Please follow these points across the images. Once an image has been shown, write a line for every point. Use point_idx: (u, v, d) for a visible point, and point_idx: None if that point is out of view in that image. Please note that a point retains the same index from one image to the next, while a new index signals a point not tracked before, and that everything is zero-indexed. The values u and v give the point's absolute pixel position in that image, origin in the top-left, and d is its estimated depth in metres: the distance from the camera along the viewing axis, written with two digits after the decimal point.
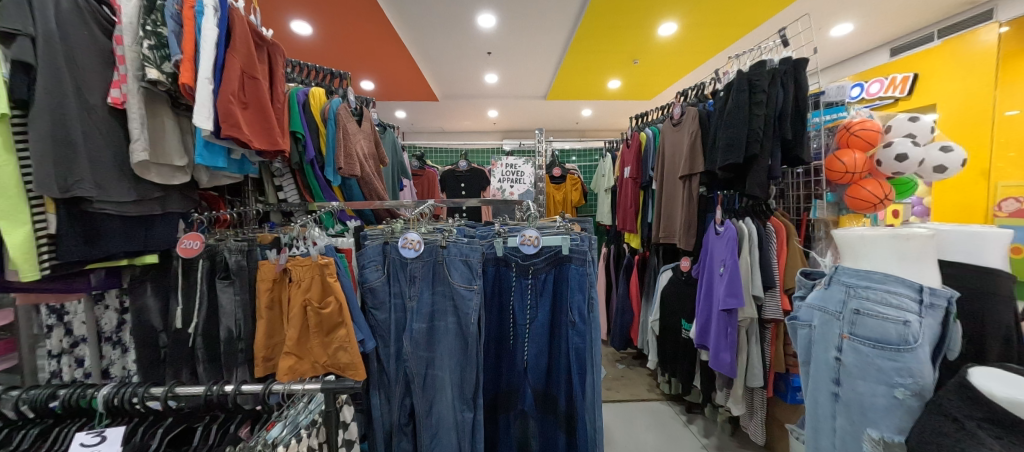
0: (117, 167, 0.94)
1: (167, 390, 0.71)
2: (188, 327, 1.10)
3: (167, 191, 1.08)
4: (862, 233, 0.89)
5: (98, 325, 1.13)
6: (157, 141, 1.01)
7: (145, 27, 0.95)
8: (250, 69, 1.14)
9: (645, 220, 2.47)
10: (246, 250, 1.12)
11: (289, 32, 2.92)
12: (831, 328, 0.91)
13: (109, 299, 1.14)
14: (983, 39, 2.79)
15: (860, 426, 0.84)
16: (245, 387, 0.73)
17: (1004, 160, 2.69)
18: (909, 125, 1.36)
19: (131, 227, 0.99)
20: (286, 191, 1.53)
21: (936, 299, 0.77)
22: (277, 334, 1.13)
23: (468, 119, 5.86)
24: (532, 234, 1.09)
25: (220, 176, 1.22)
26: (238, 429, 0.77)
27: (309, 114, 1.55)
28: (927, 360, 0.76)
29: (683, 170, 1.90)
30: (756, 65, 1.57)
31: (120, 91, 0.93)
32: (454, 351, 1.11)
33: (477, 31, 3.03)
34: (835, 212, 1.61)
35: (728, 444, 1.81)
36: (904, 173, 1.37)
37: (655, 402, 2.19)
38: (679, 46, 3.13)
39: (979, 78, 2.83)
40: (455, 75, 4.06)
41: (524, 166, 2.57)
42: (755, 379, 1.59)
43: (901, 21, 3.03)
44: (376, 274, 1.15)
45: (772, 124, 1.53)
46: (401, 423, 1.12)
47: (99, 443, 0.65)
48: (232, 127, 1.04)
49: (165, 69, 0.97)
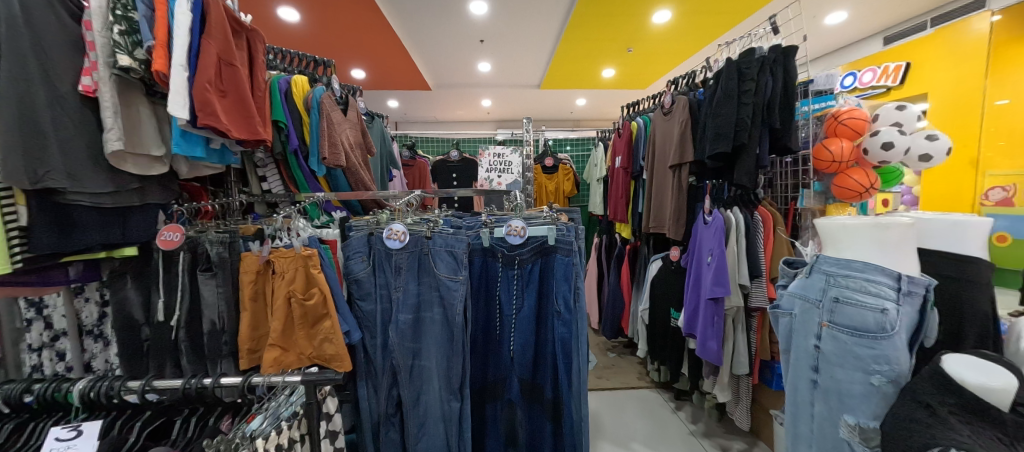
0: (90, 157, 0.91)
1: (144, 384, 0.70)
2: (170, 320, 1.08)
3: (145, 182, 1.06)
4: (844, 223, 0.88)
5: (79, 319, 1.11)
6: (133, 132, 0.98)
7: (115, 12, 0.92)
8: (227, 56, 1.10)
9: (637, 211, 2.46)
10: (227, 242, 1.10)
11: (275, 18, 2.85)
12: (811, 316, 0.91)
13: (89, 292, 1.12)
14: (974, 28, 2.78)
15: (838, 412, 0.85)
16: (224, 380, 0.72)
17: (994, 148, 2.65)
18: (897, 114, 1.40)
19: (108, 220, 0.97)
20: (270, 182, 1.51)
21: (914, 287, 0.78)
22: (262, 326, 1.12)
23: (462, 108, 5.80)
24: (518, 224, 1.08)
25: (200, 166, 1.21)
26: (217, 422, 0.76)
27: (291, 103, 1.49)
28: (903, 347, 0.77)
29: (673, 160, 1.89)
30: (745, 53, 1.56)
31: (92, 79, 0.90)
32: (440, 342, 1.10)
33: (470, 18, 2.98)
34: (822, 202, 1.60)
35: (715, 431, 1.84)
36: (890, 162, 1.40)
37: (645, 389, 2.22)
38: (673, 34, 3.10)
39: (971, 66, 2.81)
40: (448, 64, 3.98)
41: (512, 156, 2.57)
42: (741, 366, 1.61)
43: (896, 6, 3.00)
44: (361, 265, 1.14)
45: (760, 112, 1.52)
46: (389, 414, 1.13)
47: (76, 437, 0.64)
48: (210, 116, 1.01)
49: (137, 56, 0.94)
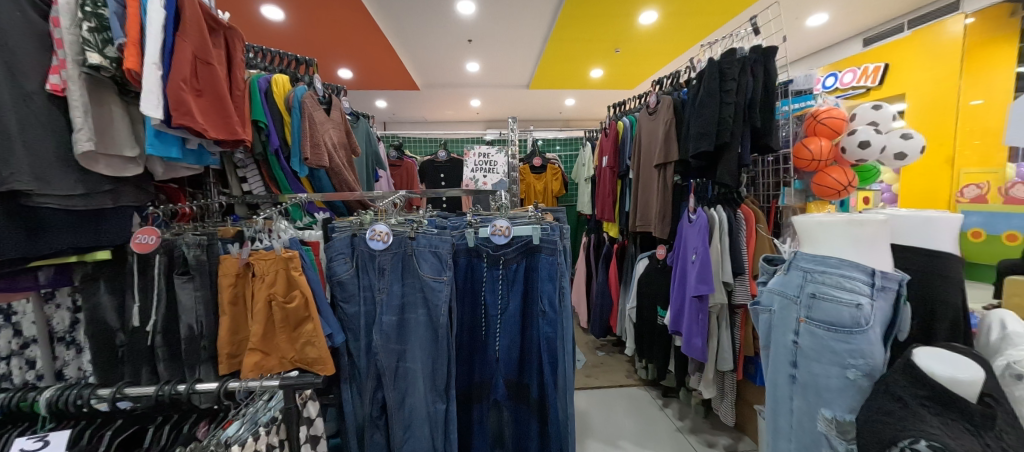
0: (59, 158, 0.88)
1: (115, 391, 0.68)
2: (146, 325, 1.06)
3: (118, 183, 1.03)
4: (820, 219, 0.90)
5: (50, 325, 1.06)
6: (105, 132, 0.96)
7: (84, 8, 0.88)
8: (203, 54, 1.07)
9: (624, 210, 2.48)
10: (205, 244, 1.08)
11: (258, 16, 2.80)
12: (790, 312, 0.92)
13: (60, 298, 1.07)
14: (950, 30, 2.87)
15: (816, 406, 0.87)
16: (200, 386, 0.70)
17: (968, 146, 2.75)
18: (873, 113, 1.43)
19: (79, 223, 0.94)
20: (251, 183, 1.46)
21: (887, 283, 0.80)
22: (242, 330, 1.10)
23: (451, 108, 5.78)
24: (502, 224, 1.09)
25: (177, 168, 1.18)
26: (193, 429, 0.75)
27: (271, 102, 1.48)
28: (876, 341, 0.79)
29: (658, 159, 1.90)
30: (726, 53, 1.58)
31: (60, 78, 0.87)
32: (425, 343, 1.09)
33: (457, 18, 2.97)
34: (803, 200, 1.64)
35: (702, 426, 1.86)
36: (867, 159, 1.43)
37: (633, 387, 2.23)
38: (659, 35, 3.13)
39: (946, 68, 2.89)
40: (436, 63, 3.96)
41: (497, 155, 2.54)
42: (725, 363, 1.63)
43: (876, 8, 3.08)
44: (345, 267, 1.12)
45: (742, 112, 1.54)
46: (373, 417, 1.12)
47: (42, 448, 0.61)
48: (185, 115, 0.98)
49: (108, 54, 0.90)
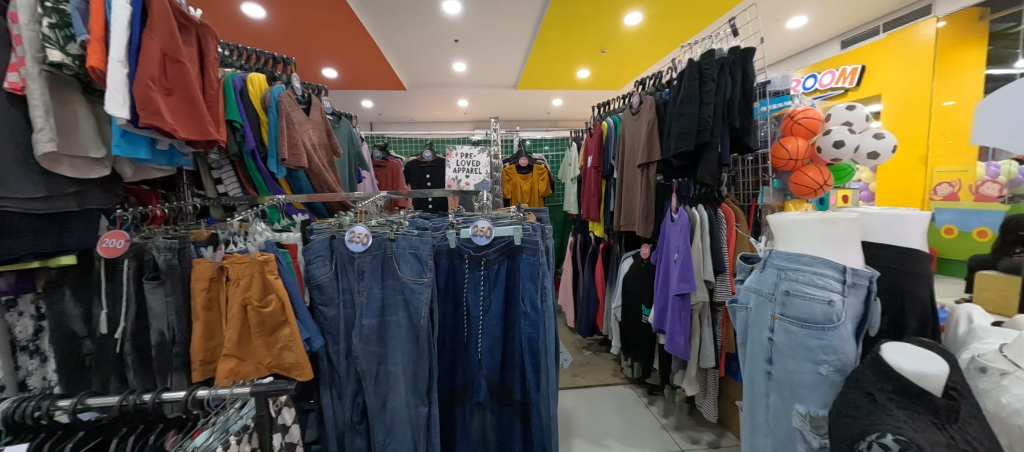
0: (18, 159, 0.85)
1: (74, 402, 0.65)
2: (114, 332, 1.02)
3: (84, 186, 0.99)
4: (794, 218, 0.91)
5: (11, 334, 0.98)
6: (69, 132, 0.92)
7: (43, 3, 0.85)
8: (172, 52, 1.04)
9: (609, 209, 2.49)
10: (176, 248, 1.03)
11: (239, 14, 2.74)
12: (765, 309, 0.93)
13: (22, 305, 0.99)
14: (922, 33, 2.97)
15: (790, 402, 0.88)
16: (166, 394, 0.67)
17: (942, 146, 2.82)
18: (847, 113, 1.46)
19: (42, 227, 0.90)
20: (227, 185, 1.44)
21: (858, 279, 0.82)
22: (217, 335, 1.07)
23: (438, 108, 5.74)
24: (483, 225, 1.09)
25: (147, 169, 1.14)
26: (160, 439, 0.72)
27: (247, 101, 1.44)
28: (848, 337, 0.81)
29: (641, 159, 1.92)
30: (706, 54, 1.60)
31: (19, 76, 0.84)
32: (406, 346, 1.08)
33: (443, 17, 2.94)
34: (782, 198, 1.67)
35: (686, 423, 1.88)
36: (842, 159, 1.47)
37: (619, 385, 2.25)
38: (643, 37, 3.17)
39: (919, 69, 3.00)
40: (422, 63, 3.93)
41: (479, 155, 2.51)
42: (708, 360, 1.65)
43: (852, 12, 3.16)
44: (323, 270, 1.10)
45: (721, 112, 1.57)
46: (354, 422, 1.10)
47: None
48: (153, 115, 0.96)
49: (70, 51, 0.87)
